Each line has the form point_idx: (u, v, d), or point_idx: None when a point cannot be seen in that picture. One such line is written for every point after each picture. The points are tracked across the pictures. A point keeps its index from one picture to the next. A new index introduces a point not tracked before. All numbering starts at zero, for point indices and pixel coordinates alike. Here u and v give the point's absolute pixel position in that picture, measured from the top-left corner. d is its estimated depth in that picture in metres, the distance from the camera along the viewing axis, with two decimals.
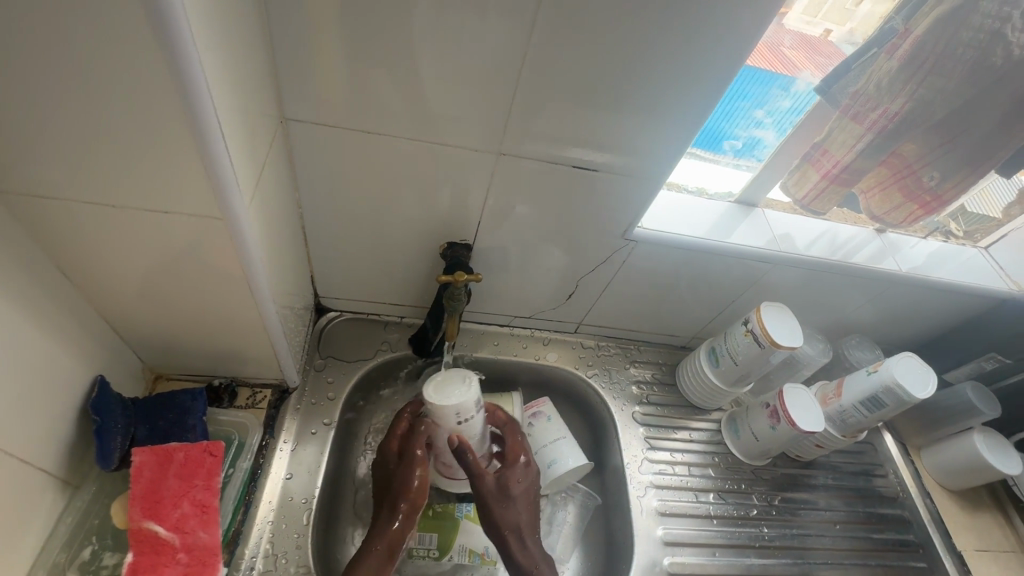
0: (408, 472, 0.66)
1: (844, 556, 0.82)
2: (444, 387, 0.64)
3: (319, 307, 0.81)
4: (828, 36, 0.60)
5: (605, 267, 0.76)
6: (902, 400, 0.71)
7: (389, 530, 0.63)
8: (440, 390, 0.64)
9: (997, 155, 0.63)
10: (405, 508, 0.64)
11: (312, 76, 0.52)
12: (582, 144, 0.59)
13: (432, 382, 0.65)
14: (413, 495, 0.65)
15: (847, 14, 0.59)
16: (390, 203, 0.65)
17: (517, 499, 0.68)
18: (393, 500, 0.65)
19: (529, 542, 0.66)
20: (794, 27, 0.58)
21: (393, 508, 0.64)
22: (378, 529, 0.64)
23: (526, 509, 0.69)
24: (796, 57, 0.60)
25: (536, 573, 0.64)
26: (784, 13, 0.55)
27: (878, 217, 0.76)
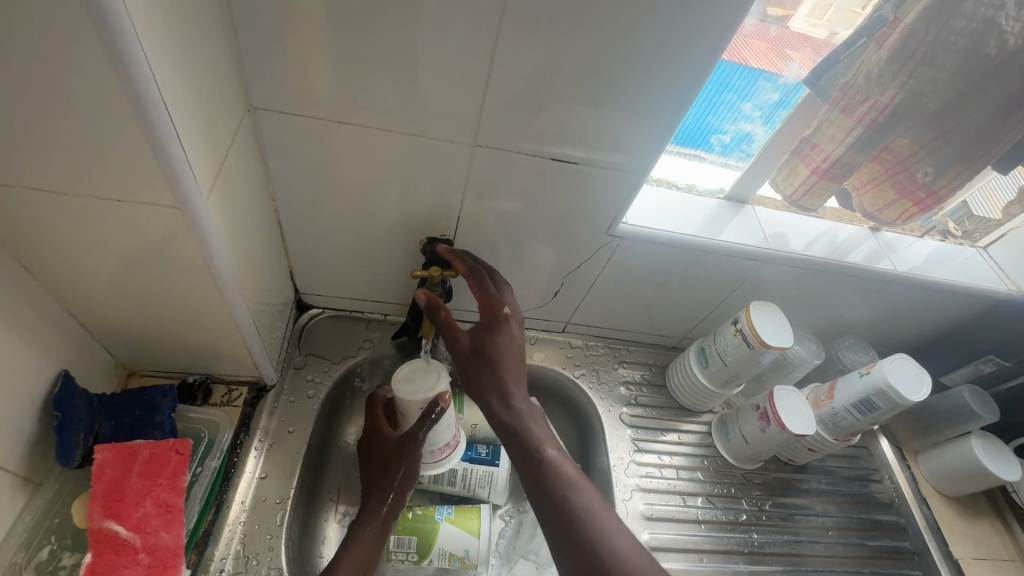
0: (398, 456, 0.65)
1: (837, 563, 0.80)
2: (411, 380, 0.64)
3: (300, 304, 0.79)
4: (830, 40, 0.59)
5: (590, 264, 0.74)
6: (895, 402, 0.69)
7: (381, 512, 0.63)
8: (406, 383, 0.64)
9: (991, 149, 0.62)
10: (395, 489, 0.64)
11: (278, 64, 0.50)
12: (562, 136, 0.58)
13: (400, 375, 0.65)
14: (402, 478, 0.65)
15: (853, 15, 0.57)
16: (367, 197, 0.63)
17: (497, 358, 0.60)
18: (386, 482, 0.65)
19: (512, 397, 0.59)
20: (795, 27, 0.58)
21: (385, 492, 0.64)
22: (369, 508, 0.64)
23: (511, 366, 0.61)
24: (793, 54, 0.59)
25: (525, 429, 0.57)
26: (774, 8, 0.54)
27: (871, 214, 0.74)
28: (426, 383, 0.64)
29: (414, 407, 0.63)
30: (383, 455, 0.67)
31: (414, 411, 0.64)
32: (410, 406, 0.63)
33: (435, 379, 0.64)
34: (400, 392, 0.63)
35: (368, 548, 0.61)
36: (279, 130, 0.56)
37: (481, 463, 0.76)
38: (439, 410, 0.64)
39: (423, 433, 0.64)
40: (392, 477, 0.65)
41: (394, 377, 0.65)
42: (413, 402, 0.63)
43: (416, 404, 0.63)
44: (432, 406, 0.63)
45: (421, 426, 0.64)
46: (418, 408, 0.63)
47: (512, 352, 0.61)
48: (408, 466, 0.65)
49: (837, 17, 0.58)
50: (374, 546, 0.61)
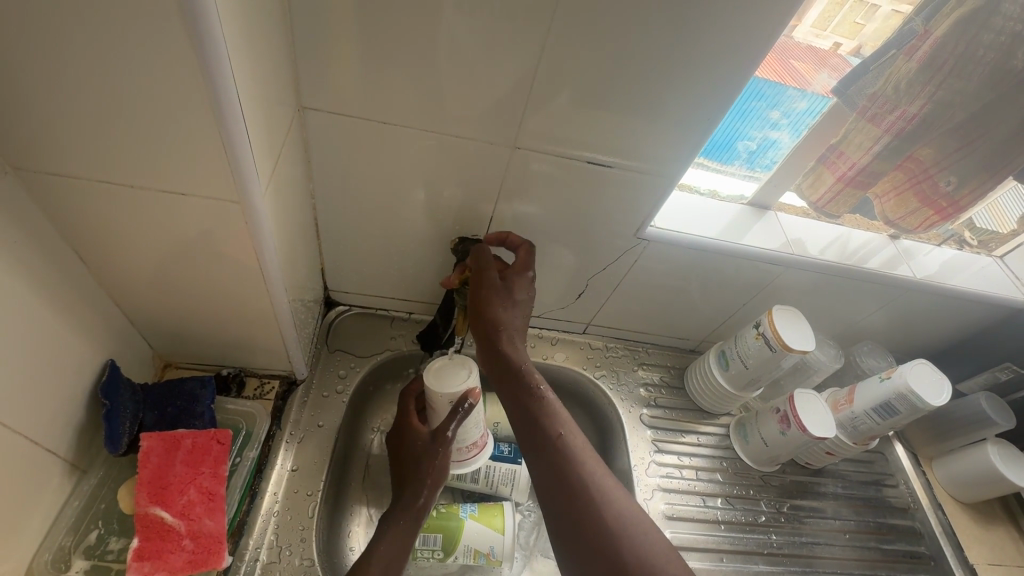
0: (430, 454, 0.65)
1: (853, 566, 0.80)
2: (443, 376, 0.65)
3: (328, 300, 0.81)
4: (835, 50, 0.61)
5: (616, 267, 0.76)
6: (915, 407, 0.70)
7: (413, 504, 0.63)
8: (439, 377, 0.66)
9: (1013, 161, 0.64)
10: (429, 482, 0.65)
11: (328, 67, 0.52)
12: (598, 140, 0.59)
13: (430, 370, 0.66)
14: (436, 473, 0.65)
15: (857, 28, 0.59)
16: (404, 197, 0.65)
17: (518, 303, 0.66)
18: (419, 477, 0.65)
19: (517, 341, 0.66)
20: (800, 38, 0.59)
21: (418, 487, 0.65)
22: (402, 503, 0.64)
23: (522, 316, 0.67)
24: (802, 66, 0.61)
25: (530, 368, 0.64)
26: (794, 24, 0.57)
27: (892, 222, 0.75)
28: (457, 378, 0.65)
29: (441, 399, 0.65)
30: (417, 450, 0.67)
31: (442, 405, 0.65)
32: (439, 398, 0.65)
33: (466, 373, 0.66)
34: (431, 384, 0.65)
35: (402, 539, 0.61)
36: (324, 130, 0.57)
37: (503, 461, 0.78)
38: (467, 405, 0.64)
39: (454, 429, 0.65)
40: (426, 471, 0.65)
41: (426, 371, 0.66)
42: (442, 394, 0.64)
43: (447, 397, 0.64)
44: (461, 400, 0.64)
45: (451, 421, 0.64)
46: (447, 401, 0.65)
47: (527, 306, 0.68)
48: (442, 464, 0.66)
49: (840, 29, 0.59)
50: (407, 537, 0.61)
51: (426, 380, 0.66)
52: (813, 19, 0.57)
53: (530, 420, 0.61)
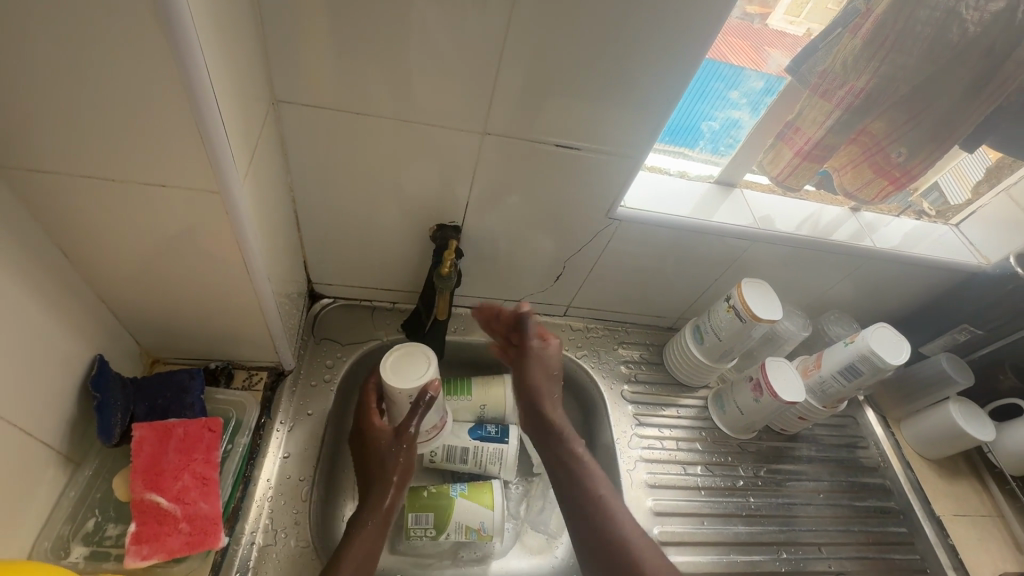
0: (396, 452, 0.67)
1: (829, 522, 0.84)
2: (400, 368, 0.68)
3: (312, 293, 0.83)
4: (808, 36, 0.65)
5: (591, 247, 0.78)
6: (877, 367, 0.73)
7: (381, 505, 0.64)
8: (397, 370, 0.68)
9: (960, 129, 0.66)
10: (396, 478, 0.66)
11: (300, 59, 0.53)
12: (567, 122, 0.61)
13: (389, 362, 0.68)
14: (402, 470, 0.66)
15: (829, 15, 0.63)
16: (381, 186, 0.66)
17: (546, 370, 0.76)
18: (384, 474, 0.65)
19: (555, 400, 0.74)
20: (775, 26, 0.65)
21: (385, 484, 0.65)
22: (372, 501, 0.65)
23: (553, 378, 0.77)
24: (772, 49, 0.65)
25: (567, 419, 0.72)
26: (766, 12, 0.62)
27: (851, 193, 0.77)
28: (415, 373, 0.67)
29: (402, 393, 0.67)
30: (380, 449, 0.67)
31: (400, 398, 0.67)
32: (398, 393, 0.67)
33: (423, 369, 0.67)
34: (391, 378, 0.67)
35: (374, 538, 0.61)
36: (298, 122, 0.58)
37: (491, 441, 0.80)
38: (429, 397, 0.67)
39: (416, 424, 0.67)
40: (392, 468, 0.66)
41: (382, 367, 0.68)
42: (402, 389, 0.66)
43: (407, 390, 0.66)
44: (421, 394, 0.66)
45: (412, 417, 0.66)
46: (406, 396, 0.67)
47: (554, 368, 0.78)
48: (408, 461, 0.67)
49: (814, 15, 0.64)
50: (379, 536, 0.62)
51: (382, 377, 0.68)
52: (785, 7, 0.63)
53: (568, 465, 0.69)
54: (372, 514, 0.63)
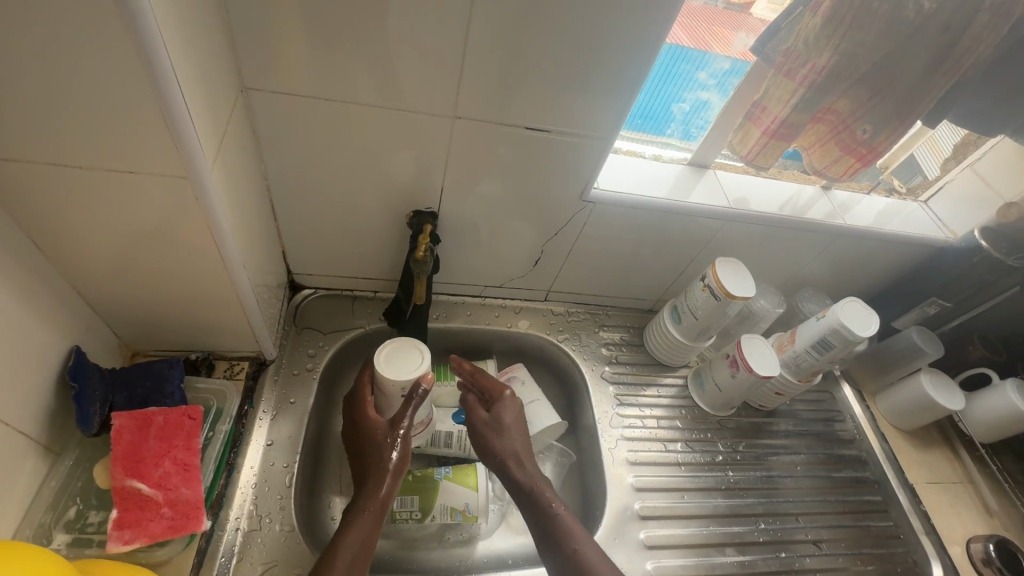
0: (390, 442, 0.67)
1: (807, 494, 0.87)
2: (394, 359, 0.69)
3: (293, 284, 0.83)
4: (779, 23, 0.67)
5: (568, 230, 0.79)
6: (848, 340, 0.75)
7: (378, 493, 0.65)
8: (390, 362, 0.69)
9: (922, 105, 0.67)
10: (391, 469, 0.66)
11: (267, 45, 0.53)
12: (536, 107, 0.61)
13: (382, 355, 0.70)
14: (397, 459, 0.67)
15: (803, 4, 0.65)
16: (356, 173, 0.67)
17: (509, 426, 0.75)
18: (379, 464, 0.66)
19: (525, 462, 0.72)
20: (760, 14, 0.67)
21: (380, 474, 0.66)
22: (367, 491, 0.65)
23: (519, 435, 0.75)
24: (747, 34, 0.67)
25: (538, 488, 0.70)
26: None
27: (819, 171, 0.79)
28: (409, 366, 0.69)
29: (394, 385, 0.68)
30: (373, 439, 0.68)
31: (393, 391, 0.69)
32: (391, 386, 0.68)
33: (418, 362, 0.69)
34: (384, 370, 0.69)
35: (368, 529, 0.62)
36: (270, 109, 0.58)
37: None
38: (421, 390, 0.68)
39: (410, 416, 0.68)
40: (386, 459, 0.66)
41: (376, 361, 0.69)
42: (396, 381, 0.68)
43: (399, 382, 0.68)
44: (415, 387, 0.68)
45: (406, 409, 0.68)
46: (399, 388, 0.68)
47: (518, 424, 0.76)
48: (404, 450, 0.68)
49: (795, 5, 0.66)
50: (373, 527, 0.62)
51: (376, 371, 0.69)
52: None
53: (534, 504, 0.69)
54: (367, 504, 0.64)
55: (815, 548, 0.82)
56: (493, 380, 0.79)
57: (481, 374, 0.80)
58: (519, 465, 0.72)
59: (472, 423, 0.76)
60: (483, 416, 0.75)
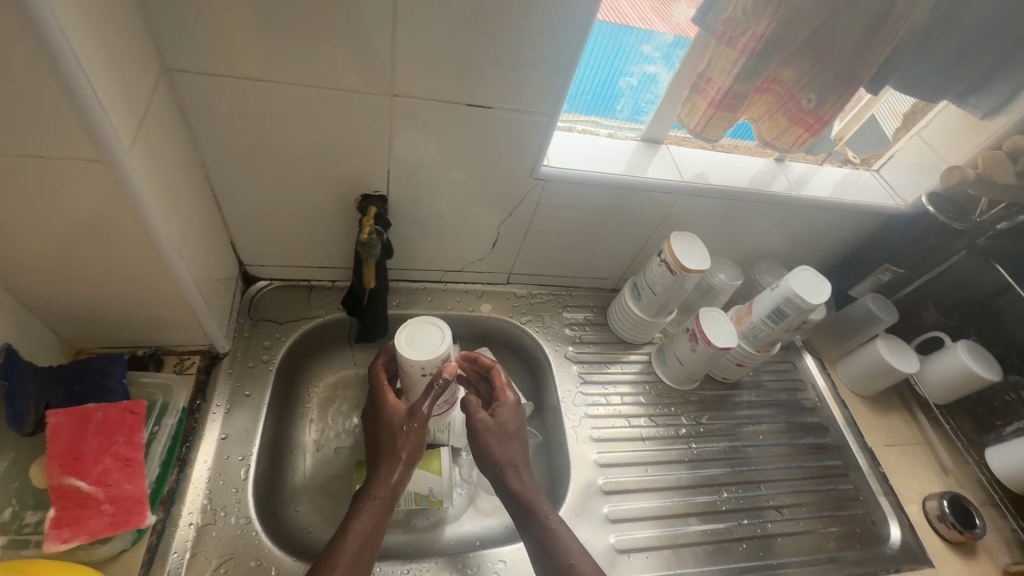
0: (406, 429, 0.66)
1: (769, 462, 0.88)
2: (416, 341, 0.68)
3: (246, 276, 0.82)
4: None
5: (522, 210, 0.78)
6: (801, 308, 0.76)
7: (390, 479, 0.64)
8: (415, 344, 0.68)
9: (864, 70, 0.67)
10: (405, 457, 0.65)
11: (187, 23, 0.51)
12: (476, 84, 0.60)
13: (404, 336, 0.68)
14: (412, 447, 0.66)
15: None
16: (299, 158, 0.65)
17: (512, 435, 0.72)
18: (394, 450, 0.65)
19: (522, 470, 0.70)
20: None
21: (393, 460, 0.65)
22: (380, 476, 0.65)
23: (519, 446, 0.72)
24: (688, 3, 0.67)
25: (535, 497, 0.68)
26: None
27: (770, 142, 0.79)
28: (430, 351, 0.67)
29: (415, 367, 0.67)
30: (390, 426, 0.67)
31: (413, 371, 0.67)
32: (411, 365, 0.66)
33: (440, 347, 0.68)
34: (407, 352, 0.67)
35: (378, 516, 0.62)
36: (198, 91, 0.56)
37: None
38: (442, 380, 0.67)
39: (428, 406, 0.67)
40: (401, 446, 0.66)
41: (397, 342, 0.68)
42: (417, 364, 0.66)
43: (421, 365, 0.66)
44: (436, 375, 0.67)
45: (426, 397, 0.67)
46: (421, 371, 0.67)
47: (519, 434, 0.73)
48: (419, 439, 0.67)
49: None
50: (382, 514, 0.62)
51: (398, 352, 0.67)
52: None
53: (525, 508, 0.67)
54: (378, 491, 0.63)
55: (777, 513, 0.83)
56: (504, 383, 0.75)
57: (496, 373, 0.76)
58: (516, 474, 0.70)
59: (474, 426, 0.70)
60: (488, 421, 0.71)
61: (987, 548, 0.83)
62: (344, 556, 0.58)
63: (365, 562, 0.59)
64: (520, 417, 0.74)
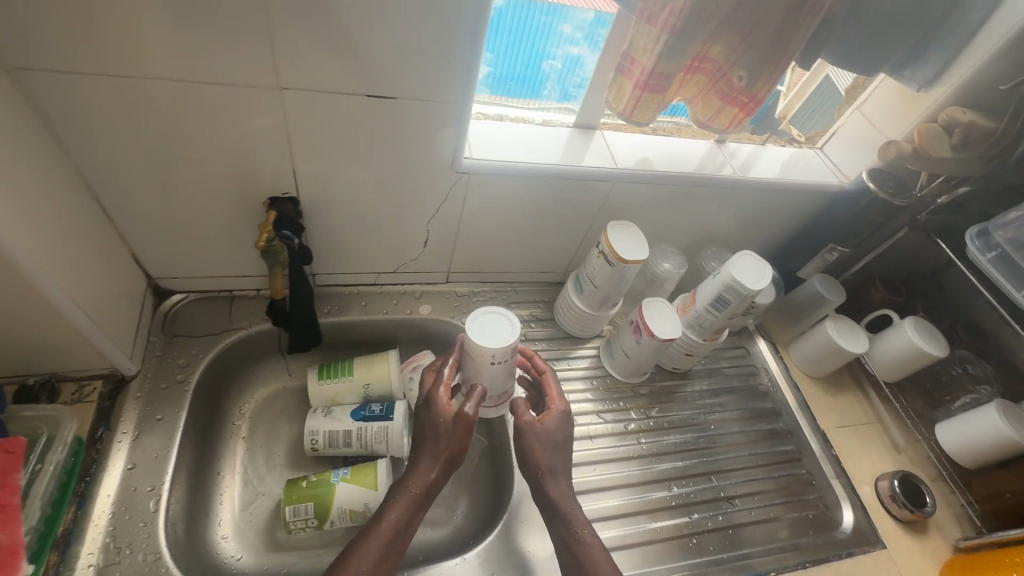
0: (448, 429, 0.63)
1: (720, 452, 0.86)
2: (486, 329, 0.65)
3: (159, 291, 0.76)
4: None
5: (449, 205, 0.74)
6: (742, 294, 0.73)
7: (424, 476, 0.62)
8: (487, 332, 0.64)
9: (794, 44, 0.64)
10: (444, 457, 0.63)
11: (22, 15, 0.45)
12: (373, 71, 0.55)
13: (473, 323, 0.65)
14: (451, 448, 0.63)
15: None
16: (189, 161, 0.60)
17: (557, 444, 0.68)
18: (435, 449, 0.63)
19: (559, 475, 0.66)
20: None
21: (432, 459, 0.63)
22: (416, 472, 0.63)
23: (561, 456, 0.67)
24: None
25: (570, 506, 0.65)
26: None
27: (705, 124, 0.76)
28: (497, 341, 0.64)
29: (483, 355, 0.64)
30: (433, 424, 0.63)
31: (483, 360, 0.65)
32: (482, 354, 0.63)
33: (508, 340, 0.64)
34: (476, 338, 0.64)
35: (410, 513, 0.60)
36: (54, 91, 0.50)
37: (375, 420, 0.77)
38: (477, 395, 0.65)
39: (473, 407, 0.63)
40: (443, 446, 0.62)
41: (466, 329, 0.65)
42: (484, 352, 0.64)
43: (488, 353, 0.64)
44: (472, 390, 0.65)
45: (470, 400, 0.63)
46: (487, 361, 0.64)
47: (565, 444, 0.69)
48: (462, 440, 0.63)
49: None
50: (413, 511, 0.61)
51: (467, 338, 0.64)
52: None
53: (556, 512, 0.64)
54: (413, 486, 0.61)
55: (728, 505, 0.81)
56: (557, 391, 0.71)
57: (550, 380, 0.73)
58: (554, 481, 0.66)
59: (519, 429, 0.67)
60: (534, 425, 0.67)
61: (938, 524, 0.82)
62: (372, 549, 0.57)
63: (390, 560, 0.58)
64: (566, 427, 0.69)
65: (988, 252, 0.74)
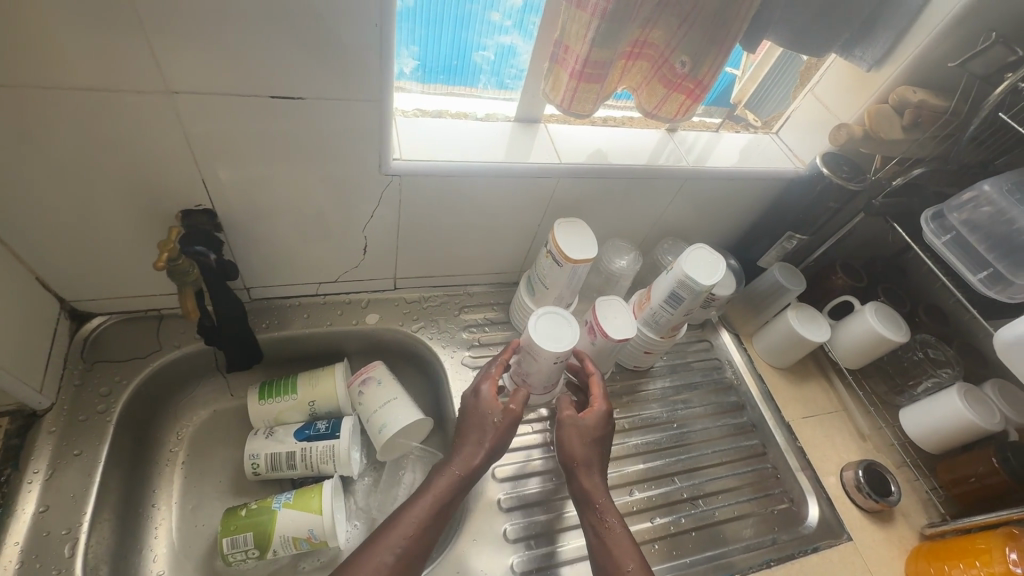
0: (493, 417, 0.65)
1: (683, 450, 0.84)
2: (550, 330, 0.67)
3: (76, 315, 0.71)
4: None
5: (384, 209, 0.70)
6: (694, 290, 0.70)
7: (466, 460, 0.63)
8: (550, 334, 0.67)
9: (734, 27, 0.61)
10: (489, 444, 0.64)
11: None
12: (274, 68, 0.50)
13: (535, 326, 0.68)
14: (493, 435, 0.64)
15: None
16: (82, 177, 0.55)
17: (600, 439, 0.68)
18: (479, 435, 0.64)
19: (593, 467, 0.66)
20: None
21: (473, 444, 0.64)
22: (457, 457, 0.63)
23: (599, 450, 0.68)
24: None
25: (602, 496, 0.64)
26: None
27: (652, 113, 0.72)
28: (557, 342, 0.67)
29: (546, 354, 0.67)
30: (482, 411, 0.65)
31: (545, 359, 0.68)
32: (544, 355, 0.67)
33: (567, 342, 0.67)
34: (539, 339, 0.67)
35: (448, 495, 0.61)
36: None
37: (320, 439, 0.73)
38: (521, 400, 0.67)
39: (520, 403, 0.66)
40: (489, 433, 0.64)
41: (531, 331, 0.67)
42: (546, 350, 0.66)
43: (547, 354, 0.67)
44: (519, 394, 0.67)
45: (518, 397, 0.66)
46: (550, 359, 0.67)
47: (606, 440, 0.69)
48: (505, 429, 0.65)
49: None
50: (452, 492, 0.61)
51: (530, 340, 0.67)
52: None
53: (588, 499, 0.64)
54: (457, 468, 0.62)
55: (692, 506, 0.79)
56: (600, 391, 0.70)
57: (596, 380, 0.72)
58: (587, 472, 0.65)
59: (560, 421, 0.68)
60: (576, 418, 0.68)
61: (904, 511, 0.81)
62: (404, 526, 0.57)
63: (422, 540, 0.58)
64: (609, 426, 0.69)
65: (943, 235, 0.72)
